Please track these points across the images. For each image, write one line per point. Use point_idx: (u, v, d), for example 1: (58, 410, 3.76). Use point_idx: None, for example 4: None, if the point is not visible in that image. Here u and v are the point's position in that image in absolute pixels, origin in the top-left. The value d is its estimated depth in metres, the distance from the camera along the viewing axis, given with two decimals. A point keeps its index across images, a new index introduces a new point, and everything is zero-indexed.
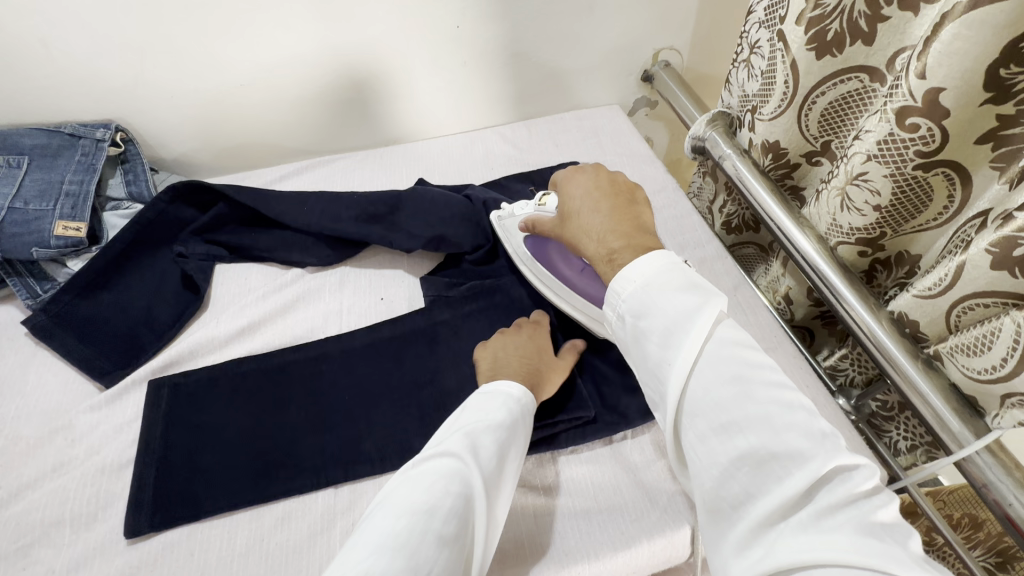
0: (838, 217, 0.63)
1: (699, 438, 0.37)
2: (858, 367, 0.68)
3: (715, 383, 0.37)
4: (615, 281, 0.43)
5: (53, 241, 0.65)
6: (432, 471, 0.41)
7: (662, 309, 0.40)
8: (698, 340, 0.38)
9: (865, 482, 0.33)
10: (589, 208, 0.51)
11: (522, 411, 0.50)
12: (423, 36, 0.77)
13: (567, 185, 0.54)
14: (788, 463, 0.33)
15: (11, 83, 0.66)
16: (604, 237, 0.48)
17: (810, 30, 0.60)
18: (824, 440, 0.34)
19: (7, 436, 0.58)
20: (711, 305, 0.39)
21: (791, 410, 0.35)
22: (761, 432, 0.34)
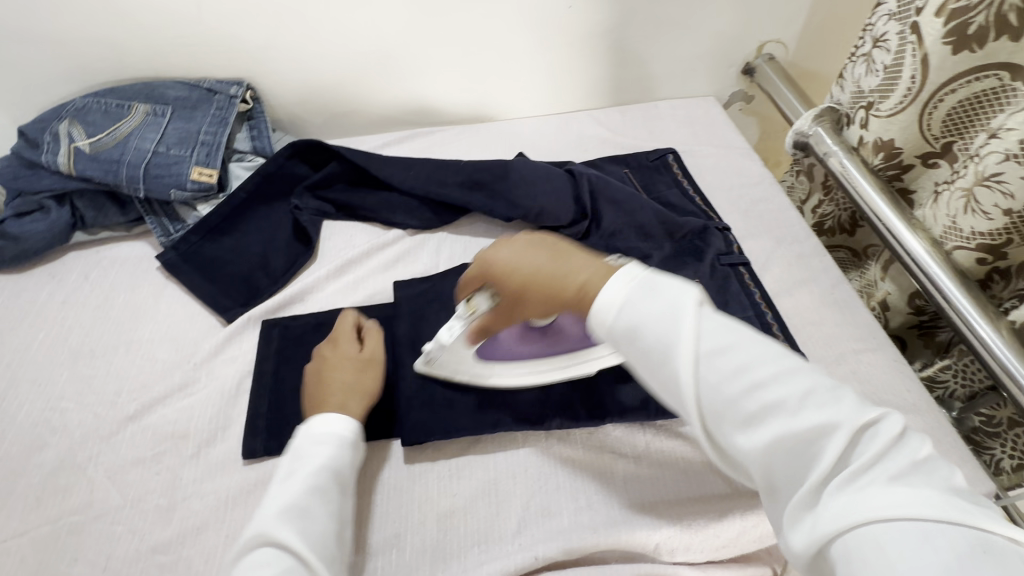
0: (959, 220, 0.61)
1: (728, 432, 0.38)
2: (963, 381, 0.67)
3: (717, 381, 0.38)
4: (595, 311, 0.43)
5: (189, 184, 0.71)
6: (246, 566, 0.42)
7: (648, 324, 0.40)
8: (691, 340, 0.38)
9: (886, 428, 0.35)
10: (528, 275, 0.47)
11: (342, 446, 0.52)
12: (534, 16, 0.78)
13: (484, 268, 0.49)
14: (812, 439, 0.35)
15: (163, 38, 0.72)
16: (569, 288, 0.45)
17: (950, 23, 0.57)
18: (835, 399, 0.36)
19: (143, 356, 0.64)
20: (682, 300, 0.40)
21: (794, 385, 0.37)
22: (780, 416, 0.36)
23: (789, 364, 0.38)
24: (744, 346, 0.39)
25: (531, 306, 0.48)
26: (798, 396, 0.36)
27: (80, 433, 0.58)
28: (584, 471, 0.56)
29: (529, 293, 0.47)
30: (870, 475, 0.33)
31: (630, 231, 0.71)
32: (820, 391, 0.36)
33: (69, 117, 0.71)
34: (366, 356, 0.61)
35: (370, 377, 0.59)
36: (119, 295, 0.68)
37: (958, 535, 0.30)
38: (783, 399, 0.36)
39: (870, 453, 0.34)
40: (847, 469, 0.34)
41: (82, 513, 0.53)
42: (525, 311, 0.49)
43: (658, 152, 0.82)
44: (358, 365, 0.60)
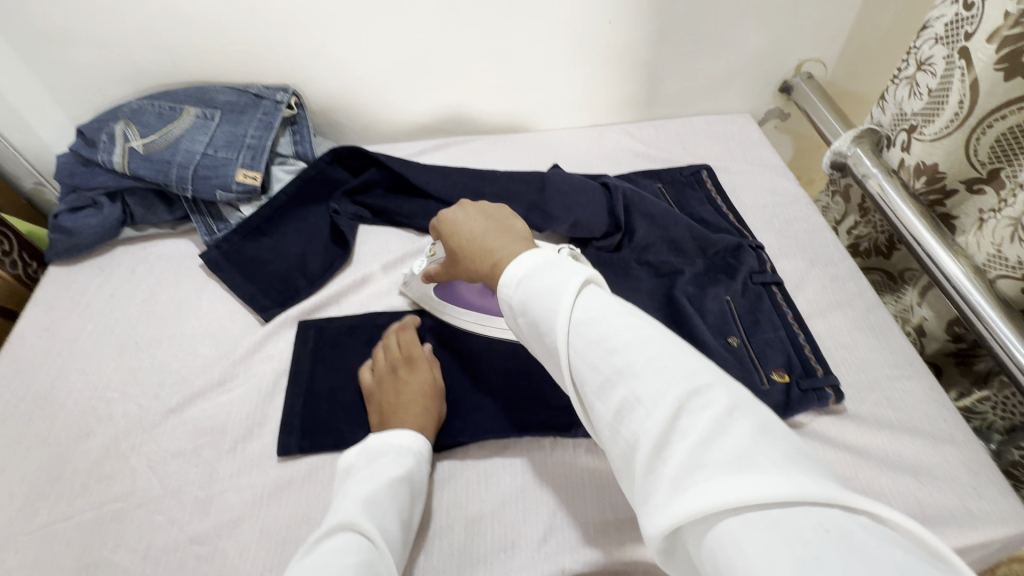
0: (1004, 249, 0.59)
1: (590, 401, 0.36)
2: (1002, 413, 0.66)
3: (582, 349, 0.37)
4: (502, 278, 0.45)
5: (234, 186, 0.73)
6: (330, 547, 0.42)
7: (534, 297, 0.41)
8: (564, 313, 0.38)
9: (724, 399, 0.32)
10: (466, 236, 0.53)
11: (420, 464, 0.53)
12: (573, 31, 0.79)
13: (441, 226, 0.57)
14: (651, 406, 0.33)
15: (216, 45, 0.75)
16: (490, 255, 0.49)
17: (1002, 49, 0.55)
18: (677, 366, 0.34)
19: (185, 350, 0.66)
20: (566, 280, 0.40)
21: (644, 352, 0.35)
22: (630, 383, 0.34)
23: (644, 333, 0.36)
24: (614, 316, 0.38)
25: (465, 265, 0.54)
26: (646, 364, 0.34)
27: (124, 424, 0.60)
28: (611, 484, 0.56)
29: (463, 252, 0.53)
30: (714, 447, 0.30)
31: (662, 245, 0.71)
32: (664, 358, 0.34)
33: (124, 118, 0.74)
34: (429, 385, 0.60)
35: (436, 404, 0.59)
36: (164, 290, 0.71)
37: (812, 512, 0.27)
38: (630, 367, 0.34)
39: (712, 424, 0.31)
40: (692, 439, 0.31)
41: (125, 501, 0.55)
42: (462, 268, 0.55)
43: (692, 167, 0.82)
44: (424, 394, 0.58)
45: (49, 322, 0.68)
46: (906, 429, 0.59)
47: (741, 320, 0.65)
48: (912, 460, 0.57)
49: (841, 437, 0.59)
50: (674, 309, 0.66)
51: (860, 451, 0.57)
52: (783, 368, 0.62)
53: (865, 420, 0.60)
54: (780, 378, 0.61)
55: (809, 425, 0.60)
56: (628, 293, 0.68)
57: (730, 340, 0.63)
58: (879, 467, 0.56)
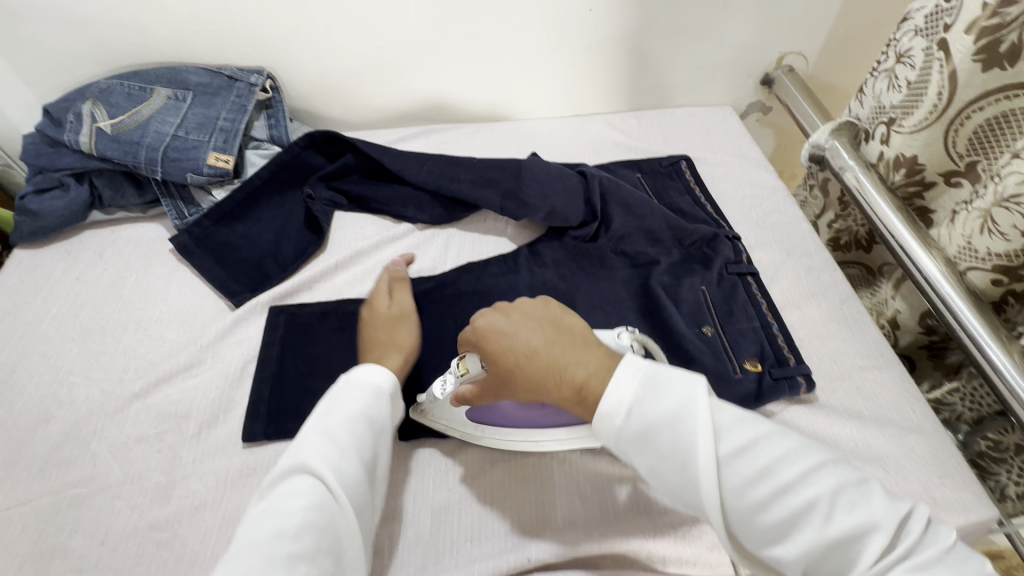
0: (974, 241, 0.59)
1: (761, 539, 0.38)
2: (970, 404, 0.66)
3: (747, 485, 0.38)
4: (604, 412, 0.43)
5: (205, 169, 0.72)
6: (286, 490, 0.43)
7: (663, 426, 0.41)
8: (712, 444, 0.39)
9: (900, 519, 0.37)
10: (523, 354, 0.47)
11: (377, 397, 0.52)
12: (555, 19, 0.78)
13: (481, 337, 0.50)
14: (850, 536, 0.36)
15: (188, 25, 0.74)
16: (563, 375, 0.46)
17: (981, 40, 0.54)
18: (847, 490, 0.37)
19: (151, 335, 0.65)
20: (695, 401, 0.41)
21: (817, 481, 0.38)
22: (813, 516, 0.37)
23: (806, 457, 0.39)
24: (768, 442, 0.40)
25: (524, 384, 0.48)
26: (825, 493, 0.37)
27: (86, 408, 0.59)
28: (580, 473, 0.55)
29: (520, 372, 0.48)
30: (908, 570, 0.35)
31: (639, 235, 0.71)
32: (843, 488, 0.38)
33: (93, 98, 0.72)
34: (398, 311, 0.62)
35: (393, 326, 0.61)
36: (132, 275, 0.70)
37: None
38: (814, 502, 0.37)
39: (896, 545, 0.35)
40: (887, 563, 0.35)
41: (84, 486, 0.54)
42: (517, 387, 0.49)
43: (671, 157, 0.82)
44: (389, 321, 0.61)
45: (12, 305, 0.67)
46: (875, 420, 0.59)
47: (716, 310, 0.65)
48: (879, 450, 0.57)
49: (811, 427, 0.59)
50: (650, 300, 0.66)
51: (829, 441, 0.58)
52: (756, 357, 0.62)
53: (834, 410, 0.60)
54: (752, 368, 0.61)
55: (781, 414, 0.60)
56: (604, 283, 0.68)
57: (704, 330, 0.63)
58: (847, 457, 0.57)
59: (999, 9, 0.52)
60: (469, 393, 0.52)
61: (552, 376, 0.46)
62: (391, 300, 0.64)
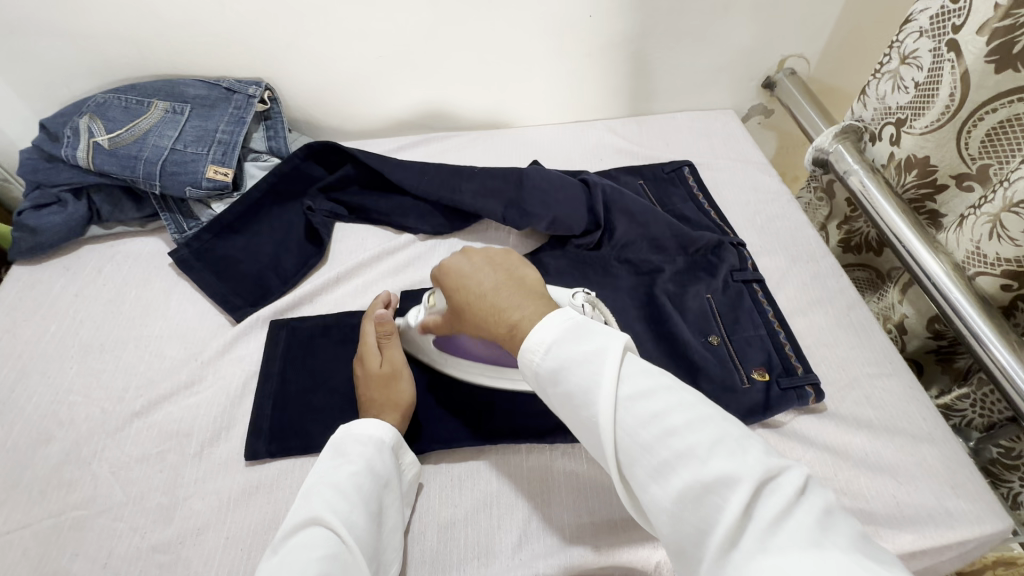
0: (983, 245, 0.58)
1: (641, 479, 0.36)
2: (981, 411, 0.66)
3: (635, 426, 0.36)
4: (523, 349, 0.41)
5: (204, 182, 0.71)
6: (297, 543, 0.43)
7: (569, 366, 0.39)
8: (610, 381, 0.37)
9: (792, 482, 0.33)
10: (475, 291, 0.48)
11: (384, 451, 0.52)
12: (555, 25, 0.78)
13: (444, 275, 0.51)
14: (723, 489, 0.33)
15: (185, 37, 0.73)
16: (503, 319, 0.44)
17: (993, 41, 0.53)
18: (737, 446, 0.34)
19: (151, 352, 0.64)
20: (606, 346, 0.38)
21: (704, 432, 0.35)
22: (692, 465, 0.34)
23: (699, 409, 0.36)
24: (664, 390, 0.37)
25: (472, 323, 0.48)
26: (708, 444, 0.34)
27: (87, 428, 0.58)
28: (587, 486, 0.55)
29: (470, 311, 0.48)
30: (778, 533, 0.31)
31: (643, 243, 0.70)
32: (727, 440, 0.35)
33: (89, 112, 0.72)
34: (391, 369, 0.58)
35: (392, 389, 0.57)
36: (131, 291, 0.69)
37: None
38: (694, 448, 0.34)
39: (781, 509, 0.32)
40: (756, 524, 0.31)
41: (85, 508, 0.54)
42: (468, 325, 0.49)
43: (673, 163, 0.81)
44: (382, 380, 0.57)
45: (10, 324, 0.66)
46: (886, 429, 0.58)
47: (722, 319, 0.64)
48: (890, 460, 0.56)
49: (821, 437, 0.58)
50: (655, 309, 0.65)
51: (838, 452, 0.57)
52: (763, 366, 0.61)
53: (844, 420, 0.59)
54: (760, 377, 0.60)
55: (789, 424, 0.59)
56: (608, 293, 0.67)
57: (711, 339, 0.63)
58: (857, 468, 0.56)
59: (1011, 10, 0.51)
60: (433, 324, 0.56)
61: (492, 319, 0.45)
62: (382, 355, 0.59)
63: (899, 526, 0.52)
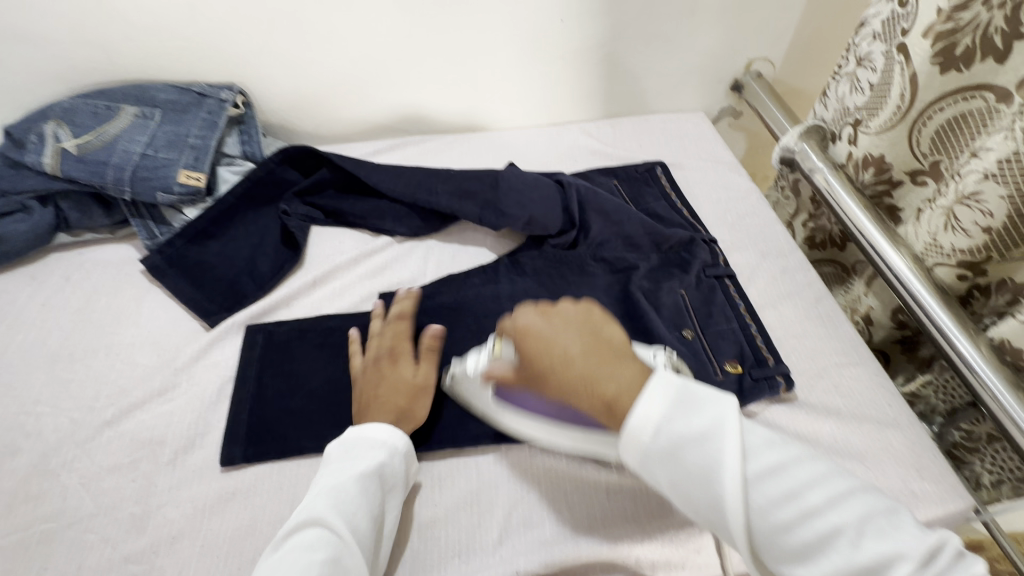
0: (939, 237, 0.60)
1: (781, 558, 0.38)
2: (943, 396, 0.68)
3: (774, 506, 0.39)
4: (630, 429, 0.42)
5: (176, 187, 0.70)
6: (298, 543, 0.44)
7: (689, 445, 0.41)
8: (736, 462, 0.39)
9: (932, 550, 0.37)
10: (562, 357, 0.46)
11: (392, 456, 0.52)
12: (527, 29, 0.79)
13: (520, 336, 0.49)
14: (874, 566, 0.36)
15: (154, 41, 0.72)
16: (599, 391, 0.44)
17: (937, 44, 0.56)
18: (880, 523, 0.37)
19: (122, 360, 0.63)
20: (723, 418, 0.41)
21: (847, 509, 0.38)
22: (840, 545, 0.37)
23: (833, 483, 0.39)
24: (796, 466, 0.40)
25: (557, 390, 0.47)
26: (853, 521, 0.37)
27: (54, 439, 0.57)
28: (566, 481, 0.55)
29: (555, 377, 0.46)
30: None
31: (618, 241, 0.71)
32: (870, 516, 0.38)
33: (56, 118, 0.70)
34: (420, 384, 0.57)
35: (413, 404, 0.56)
36: (101, 299, 0.68)
37: None
38: (840, 526, 0.37)
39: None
40: None
41: (55, 520, 0.52)
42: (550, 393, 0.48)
43: (646, 164, 0.83)
44: (410, 392, 0.57)
45: None
46: (853, 416, 0.60)
47: (695, 313, 0.66)
48: (858, 446, 0.58)
49: (792, 425, 0.60)
50: (630, 305, 0.66)
51: (810, 439, 0.58)
52: (735, 358, 0.62)
53: (813, 408, 0.61)
54: (732, 369, 0.62)
55: (762, 413, 0.61)
56: (584, 291, 0.68)
57: (684, 333, 0.64)
58: (828, 454, 0.57)
59: (953, 14, 0.54)
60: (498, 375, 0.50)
61: (585, 388, 0.45)
62: (416, 366, 0.59)
63: None
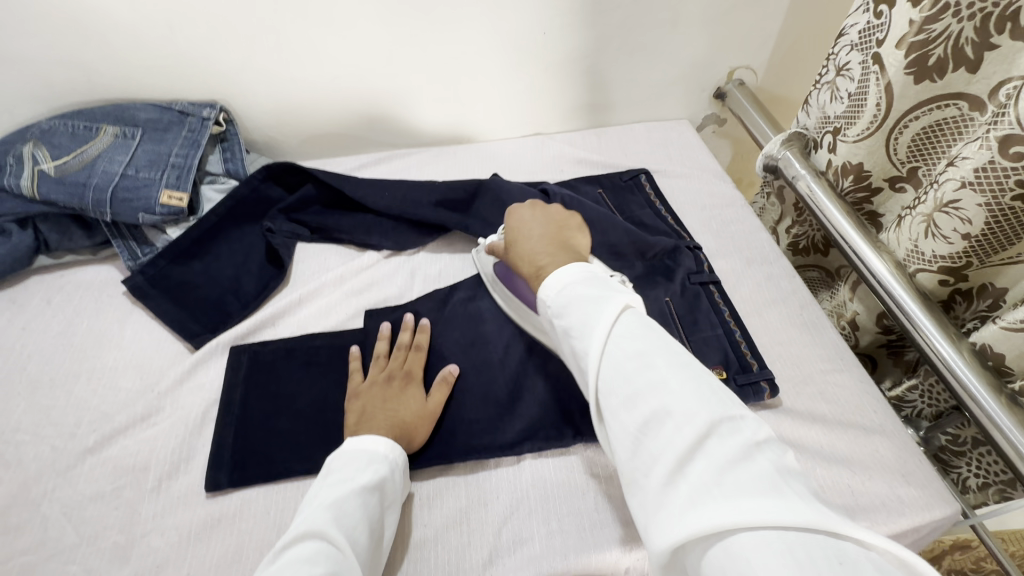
0: (920, 244, 0.61)
1: (613, 411, 0.39)
2: (929, 401, 0.69)
3: (619, 360, 0.40)
4: (542, 288, 0.50)
5: (158, 208, 0.69)
6: (296, 556, 0.42)
7: (572, 304, 0.46)
8: (605, 325, 0.42)
9: (751, 431, 0.36)
10: (526, 235, 0.57)
11: (392, 469, 0.52)
12: (509, 42, 0.79)
13: (508, 217, 0.61)
14: (682, 424, 0.35)
15: (134, 60, 0.72)
16: (534, 264, 0.54)
17: (910, 55, 0.56)
18: (713, 398, 0.37)
19: (105, 384, 0.62)
20: (609, 295, 0.44)
21: (683, 377, 0.38)
22: (661, 398, 0.37)
23: (681, 359, 0.40)
24: (651, 340, 0.41)
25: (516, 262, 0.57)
26: (681, 385, 0.37)
27: (35, 467, 0.56)
28: (555, 496, 0.55)
29: (518, 250, 0.57)
30: (723, 462, 0.33)
31: (603, 250, 0.71)
32: (701, 386, 0.38)
33: (33, 139, 0.69)
34: (425, 413, 0.57)
35: (414, 430, 0.56)
36: (83, 322, 0.67)
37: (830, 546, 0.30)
38: (667, 384, 0.38)
39: (737, 448, 0.34)
40: (707, 455, 0.34)
41: (36, 551, 0.51)
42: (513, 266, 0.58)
43: (632, 173, 0.83)
44: (415, 416, 0.57)
45: None
46: (840, 423, 0.60)
47: (681, 321, 0.66)
48: (845, 453, 0.58)
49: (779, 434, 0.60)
50: None
51: (798, 446, 0.58)
52: (722, 366, 0.62)
53: (800, 416, 0.61)
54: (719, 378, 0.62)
55: None
56: None
57: None
58: (816, 462, 0.58)
59: (925, 26, 0.54)
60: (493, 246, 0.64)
61: (529, 259, 0.55)
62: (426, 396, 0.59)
63: (859, 516, 0.54)
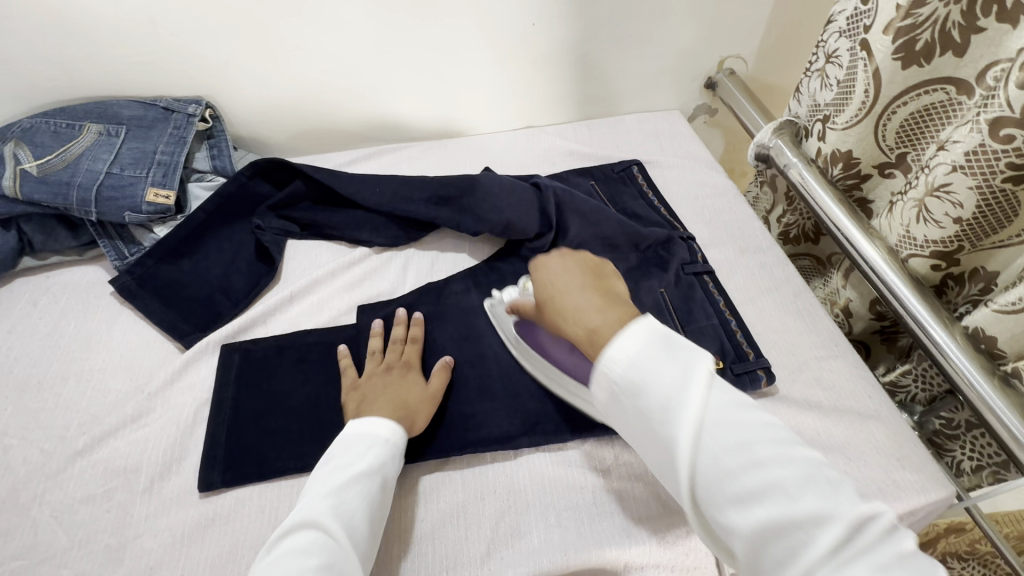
0: (912, 229, 0.61)
1: (717, 506, 0.36)
2: (922, 385, 0.69)
3: (719, 452, 0.36)
4: (603, 360, 0.41)
5: (144, 206, 0.69)
6: (292, 546, 0.43)
7: (649, 383, 0.39)
8: (697, 411, 0.37)
9: (878, 525, 0.33)
10: (560, 288, 0.49)
11: (391, 456, 0.51)
12: (497, 34, 0.79)
13: (534, 268, 0.52)
14: (808, 527, 0.33)
15: (115, 57, 0.70)
16: (582, 322, 0.45)
17: (898, 40, 0.56)
18: (830, 489, 0.35)
19: (93, 386, 0.61)
20: (693, 366, 0.39)
21: (792, 466, 0.35)
22: (779, 498, 0.34)
23: (784, 443, 0.37)
24: (748, 422, 0.38)
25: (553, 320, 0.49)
26: (795, 478, 0.35)
27: (24, 472, 0.55)
28: (552, 489, 0.55)
29: (554, 306, 0.48)
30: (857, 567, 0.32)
31: (596, 242, 0.71)
32: (815, 478, 0.35)
33: (14, 138, 0.68)
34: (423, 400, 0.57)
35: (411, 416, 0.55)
36: (70, 324, 0.66)
37: None
38: (781, 479, 0.35)
39: (866, 546, 0.32)
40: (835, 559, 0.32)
41: (27, 556, 0.51)
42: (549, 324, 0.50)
43: (623, 164, 0.83)
44: (413, 403, 0.56)
45: None
46: (835, 409, 0.61)
47: (675, 310, 0.66)
48: (841, 438, 0.58)
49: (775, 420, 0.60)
50: None
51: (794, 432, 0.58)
52: (716, 354, 0.62)
53: (796, 402, 0.61)
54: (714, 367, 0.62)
55: None
56: None
57: None
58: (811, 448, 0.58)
59: (912, 10, 0.54)
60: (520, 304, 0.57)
61: (573, 316, 0.46)
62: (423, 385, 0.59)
63: None
